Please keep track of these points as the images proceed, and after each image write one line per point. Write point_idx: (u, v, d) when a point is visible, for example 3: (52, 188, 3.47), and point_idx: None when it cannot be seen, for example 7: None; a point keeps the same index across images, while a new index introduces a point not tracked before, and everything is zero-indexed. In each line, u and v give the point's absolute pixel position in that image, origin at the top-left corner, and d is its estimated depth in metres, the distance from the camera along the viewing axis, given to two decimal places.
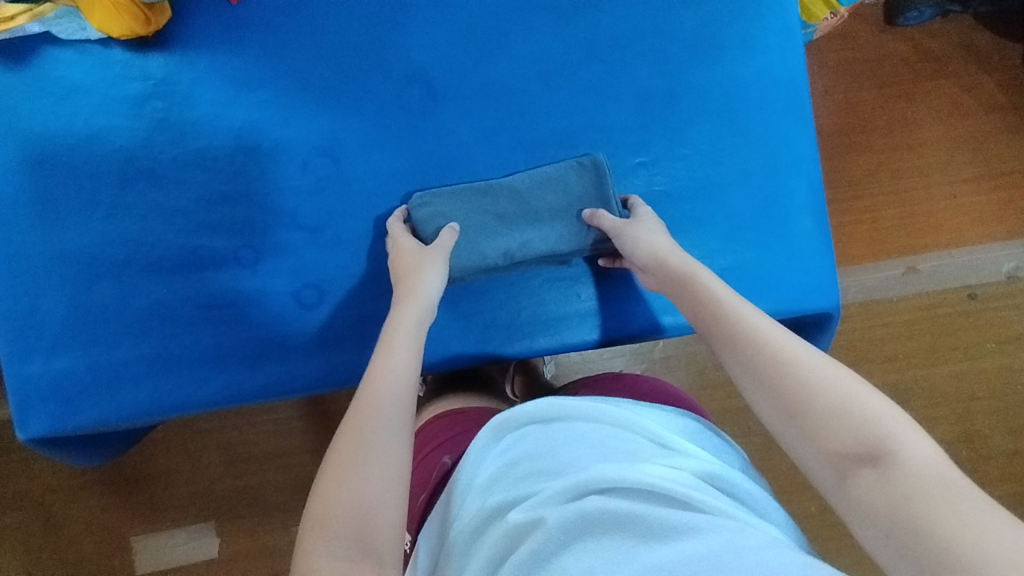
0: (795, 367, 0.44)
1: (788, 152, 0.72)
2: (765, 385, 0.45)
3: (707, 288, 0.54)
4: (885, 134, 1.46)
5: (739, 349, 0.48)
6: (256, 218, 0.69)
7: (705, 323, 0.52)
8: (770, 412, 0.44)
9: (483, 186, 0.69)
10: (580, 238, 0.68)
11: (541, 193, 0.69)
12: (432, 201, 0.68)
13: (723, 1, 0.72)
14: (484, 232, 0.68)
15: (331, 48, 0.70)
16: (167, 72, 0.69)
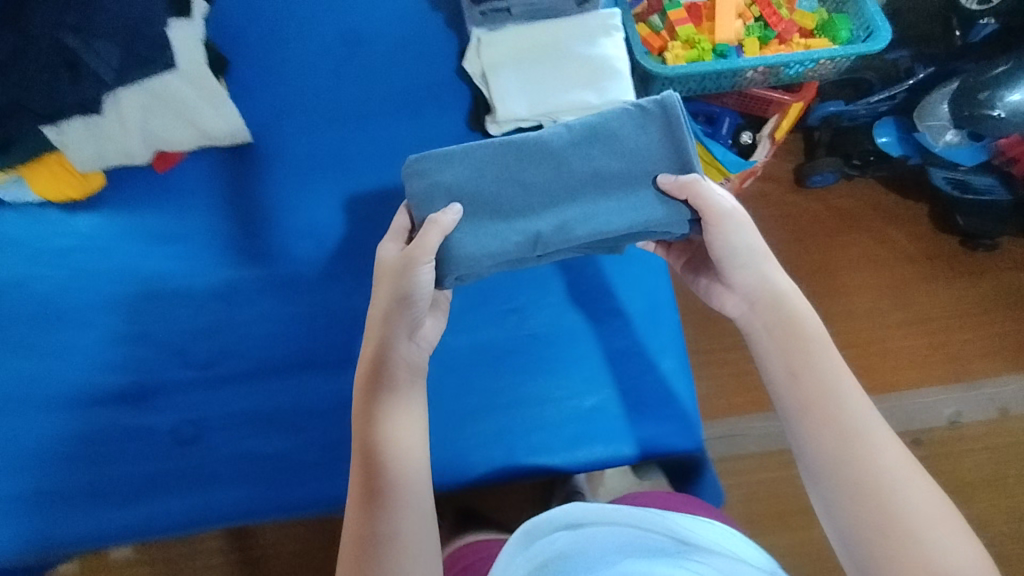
0: (888, 494, 0.54)
1: (646, 300, 0.79)
2: (853, 499, 0.55)
3: (822, 376, 0.59)
4: (808, 282, 1.55)
5: (845, 455, 0.56)
6: (149, 357, 0.75)
7: (815, 404, 0.59)
8: (839, 504, 0.56)
9: (514, 148, 0.66)
10: (630, 210, 0.64)
11: (578, 153, 0.66)
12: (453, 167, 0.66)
13: None
14: (514, 204, 0.66)
15: (238, 210, 0.80)
16: (92, 229, 0.79)
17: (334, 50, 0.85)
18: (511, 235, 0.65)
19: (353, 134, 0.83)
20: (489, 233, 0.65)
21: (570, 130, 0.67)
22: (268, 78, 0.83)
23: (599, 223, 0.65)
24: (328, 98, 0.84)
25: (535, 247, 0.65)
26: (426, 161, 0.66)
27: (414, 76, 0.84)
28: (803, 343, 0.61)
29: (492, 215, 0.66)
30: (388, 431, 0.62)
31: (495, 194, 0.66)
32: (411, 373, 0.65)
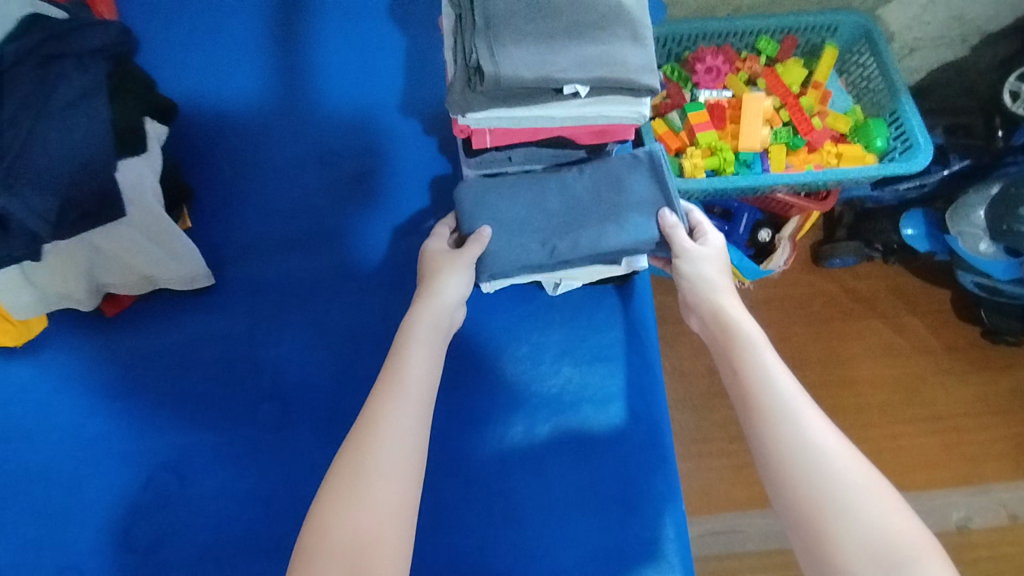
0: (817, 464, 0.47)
1: (649, 489, 0.70)
2: (783, 473, 0.48)
3: (758, 364, 0.54)
4: (819, 370, 1.41)
5: (776, 427, 0.50)
6: (86, 536, 0.66)
7: (770, 427, 0.51)
8: (776, 486, 0.48)
9: (532, 181, 0.66)
10: (639, 231, 0.64)
11: (591, 185, 0.66)
12: (475, 198, 0.66)
13: (584, 334, 0.75)
14: (529, 225, 0.65)
15: (196, 361, 0.71)
16: (30, 378, 0.70)
17: (308, 177, 0.76)
18: (527, 249, 0.64)
19: (325, 276, 0.74)
20: (502, 248, 0.64)
21: (585, 166, 0.67)
22: (234, 208, 0.75)
23: (608, 245, 0.64)
24: (304, 232, 0.75)
25: (550, 256, 0.64)
26: (467, 183, 0.67)
27: (396, 212, 0.75)
28: (746, 356, 0.55)
29: (508, 230, 0.65)
30: (395, 404, 0.52)
31: (521, 206, 0.65)
32: (430, 361, 0.57)
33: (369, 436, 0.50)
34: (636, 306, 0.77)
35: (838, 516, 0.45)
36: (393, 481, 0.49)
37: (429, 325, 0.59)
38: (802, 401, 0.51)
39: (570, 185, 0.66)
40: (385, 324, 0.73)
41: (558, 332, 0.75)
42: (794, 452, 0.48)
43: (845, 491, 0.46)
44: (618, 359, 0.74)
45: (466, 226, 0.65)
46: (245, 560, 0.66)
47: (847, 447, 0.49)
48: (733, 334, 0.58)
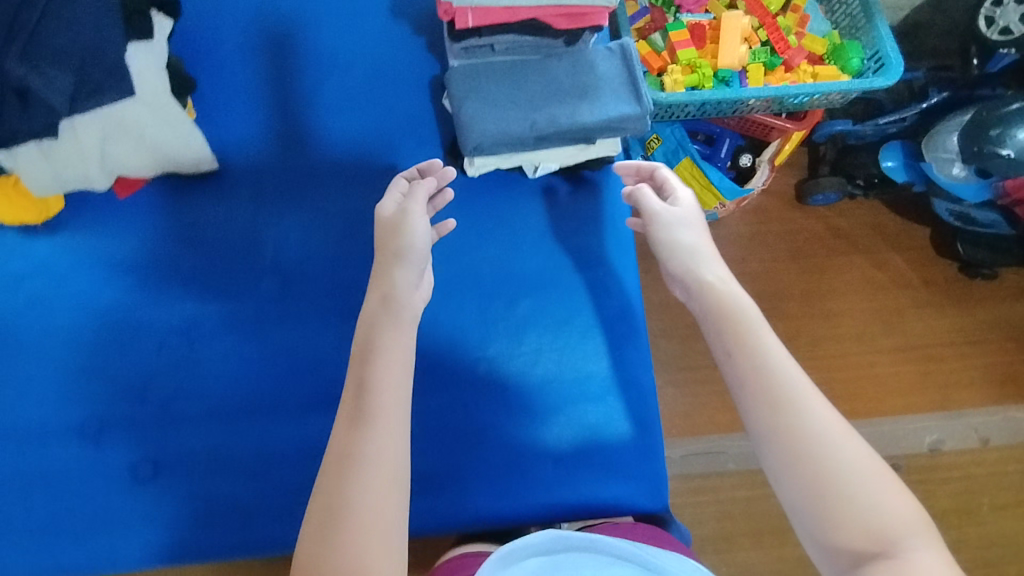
0: (819, 448, 0.54)
1: (621, 357, 0.77)
2: (788, 459, 0.54)
3: (762, 350, 0.59)
4: (802, 303, 1.40)
5: (777, 415, 0.56)
6: (108, 392, 0.73)
7: (777, 429, 0.55)
8: (781, 468, 0.54)
9: (513, 67, 0.72)
10: (611, 109, 0.70)
11: (567, 70, 0.71)
12: (460, 83, 0.71)
13: (564, 221, 0.81)
14: (511, 105, 0.70)
15: (203, 240, 0.77)
16: (51, 253, 0.76)
17: (306, 72, 0.80)
18: (511, 126, 0.69)
19: (323, 165, 0.79)
20: (488, 124, 0.69)
21: (560, 53, 0.72)
22: (236, 99, 0.79)
23: (584, 122, 0.70)
24: (300, 125, 0.80)
25: (531, 132, 0.70)
26: (454, 69, 0.72)
27: (389, 106, 0.80)
28: (749, 337, 0.60)
29: (492, 110, 0.70)
30: (378, 420, 0.56)
31: (502, 86, 0.71)
32: (399, 363, 0.60)
33: (362, 465, 0.54)
34: (611, 196, 0.83)
35: (844, 504, 0.51)
36: (382, 488, 0.53)
37: (389, 322, 0.62)
38: (800, 397, 0.56)
39: (547, 70, 0.71)
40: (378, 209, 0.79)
41: (539, 219, 0.81)
42: (805, 457, 0.54)
43: (847, 469, 0.52)
44: (595, 243, 0.80)
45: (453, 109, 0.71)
46: (256, 413, 0.74)
47: (842, 429, 0.55)
48: (734, 325, 0.61)
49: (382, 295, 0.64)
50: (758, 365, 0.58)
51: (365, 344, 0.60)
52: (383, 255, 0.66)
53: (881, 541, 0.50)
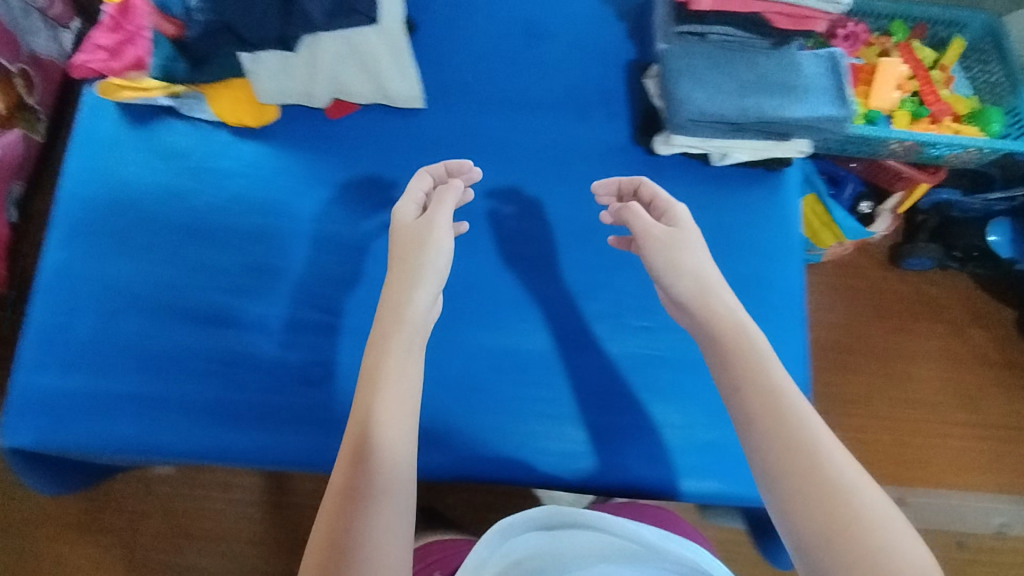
0: (842, 491, 0.47)
1: (780, 351, 0.80)
2: (784, 498, 0.49)
3: (768, 380, 0.53)
4: (878, 361, 1.31)
5: (812, 458, 0.49)
6: (290, 293, 0.77)
7: (778, 480, 0.49)
8: (794, 508, 0.48)
9: (726, 54, 0.75)
10: (816, 108, 0.73)
11: (776, 66, 0.75)
12: (677, 61, 0.75)
13: (741, 212, 0.83)
14: (723, 89, 0.74)
15: (400, 170, 0.82)
16: (260, 157, 0.81)
17: (514, 34, 0.85)
18: (721, 108, 0.73)
19: (516, 123, 0.84)
20: (700, 103, 0.73)
21: (770, 50, 0.76)
22: (449, 48, 0.84)
23: (789, 116, 0.73)
24: (501, 82, 0.84)
25: (738, 118, 0.73)
26: (671, 47, 0.76)
27: (588, 78, 0.85)
28: (758, 373, 0.54)
29: (705, 90, 0.74)
30: (378, 452, 0.51)
31: (712, 69, 0.75)
32: (404, 383, 0.54)
33: (373, 504, 0.49)
34: (787, 195, 0.84)
35: (857, 555, 0.45)
36: (371, 522, 0.48)
37: (402, 344, 0.56)
38: (806, 439, 0.50)
39: (758, 63, 0.75)
40: (562, 172, 0.83)
41: (717, 206, 0.82)
42: (821, 508, 0.47)
43: (869, 502, 0.47)
44: (770, 239, 0.82)
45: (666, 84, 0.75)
46: (423, 339, 0.76)
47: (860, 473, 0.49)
48: (742, 361, 0.55)
49: (394, 320, 0.57)
50: (776, 411, 0.52)
51: (373, 367, 0.55)
52: (400, 264, 0.61)
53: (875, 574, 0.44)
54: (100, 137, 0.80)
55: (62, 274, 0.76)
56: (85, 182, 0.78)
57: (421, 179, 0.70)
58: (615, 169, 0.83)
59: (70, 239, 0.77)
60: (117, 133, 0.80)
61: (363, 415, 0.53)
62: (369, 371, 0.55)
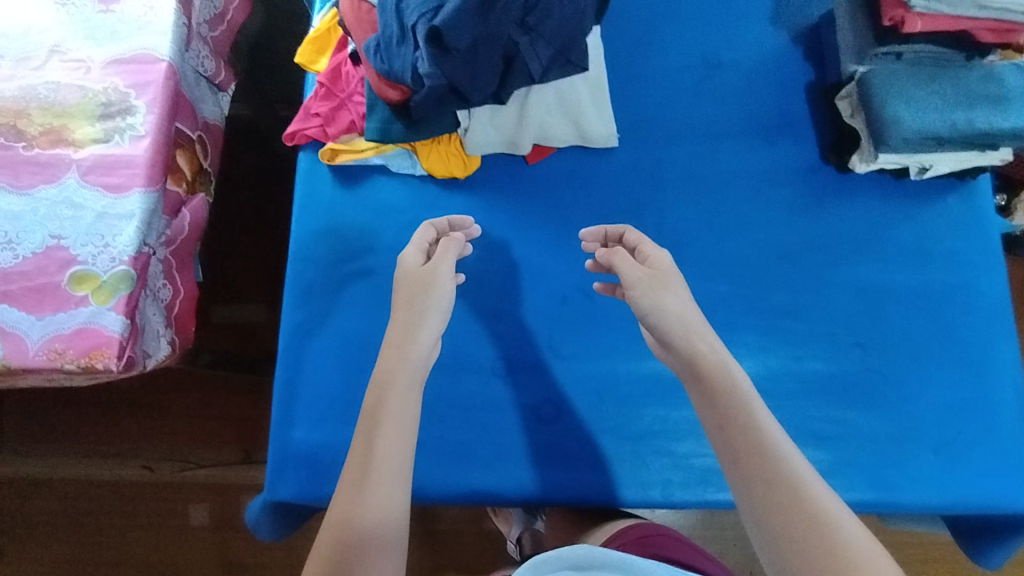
0: (809, 509, 0.45)
1: (992, 357, 0.80)
2: (758, 522, 0.47)
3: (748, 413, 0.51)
4: None
5: (775, 482, 0.47)
6: (513, 335, 0.81)
7: (759, 515, 0.47)
8: (767, 533, 0.46)
9: (927, 71, 0.77)
10: None
11: (980, 78, 0.77)
12: (880, 82, 0.77)
13: (935, 222, 0.84)
14: (930, 106, 0.76)
15: (598, 208, 0.85)
16: (466, 207, 0.85)
17: (693, 70, 0.88)
18: (931, 124, 0.75)
19: (704, 152, 0.86)
20: (911, 121, 0.75)
21: (970, 63, 0.78)
22: (633, 88, 0.88)
23: (1001, 126, 0.75)
24: (685, 115, 0.87)
25: (949, 132, 0.75)
26: (871, 70, 0.78)
27: (768, 106, 0.88)
28: (737, 399, 0.52)
29: (912, 108, 0.76)
30: (378, 489, 0.50)
31: (917, 89, 0.77)
32: (402, 422, 0.54)
33: (366, 546, 0.47)
34: (978, 201, 0.84)
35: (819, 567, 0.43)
36: (393, 542, 0.49)
37: (403, 383, 0.56)
38: (794, 473, 0.47)
39: (960, 77, 0.77)
40: (755, 197, 0.85)
41: (910, 218, 0.84)
42: (782, 542, 0.45)
43: (851, 534, 0.44)
44: (967, 247, 0.83)
45: (871, 105, 0.77)
46: (644, 370, 0.79)
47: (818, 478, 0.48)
48: (728, 401, 0.53)
49: (397, 362, 0.58)
50: (751, 442, 0.49)
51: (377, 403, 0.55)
52: (403, 311, 0.62)
53: None
54: (319, 200, 0.84)
55: (300, 333, 0.81)
56: (309, 244, 0.83)
57: (428, 231, 0.73)
58: (807, 190, 0.85)
59: (304, 298, 0.82)
60: (334, 195, 0.84)
61: (363, 447, 0.53)
62: (377, 411, 0.55)
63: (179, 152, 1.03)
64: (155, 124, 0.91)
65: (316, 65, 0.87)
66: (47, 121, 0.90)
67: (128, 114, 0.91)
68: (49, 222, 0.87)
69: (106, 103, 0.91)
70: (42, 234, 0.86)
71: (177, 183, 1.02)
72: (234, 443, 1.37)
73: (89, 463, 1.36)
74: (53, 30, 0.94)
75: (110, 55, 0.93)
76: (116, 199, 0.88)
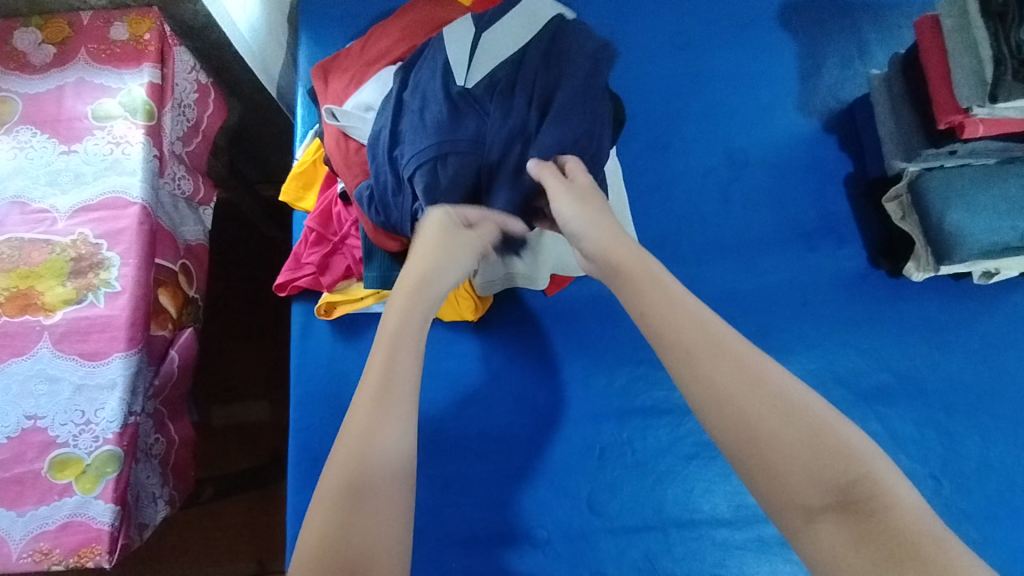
0: (767, 390, 0.49)
1: None
2: (728, 427, 0.49)
3: (688, 314, 0.54)
4: None
5: (734, 380, 0.49)
6: (550, 497, 0.72)
7: (722, 431, 0.49)
8: (727, 438, 0.49)
9: (990, 174, 0.69)
10: None
11: None
12: (937, 188, 0.69)
13: (1005, 326, 0.75)
14: (998, 212, 0.67)
15: (627, 340, 0.77)
16: (482, 353, 0.76)
17: (720, 171, 0.80)
18: (1001, 234, 0.67)
19: (741, 263, 0.78)
20: (978, 232, 0.67)
21: None
22: (657, 200, 0.79)
23: None
24: (716, 223, 0.79)
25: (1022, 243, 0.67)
26: (925, 174, 0.70)
27: (808, 205, 0.79)
28: (670, 299, 0.55)
29: (979, 217, 0.67)
30: (387, 427, 0.52)
31: (979, 192, 0.68)
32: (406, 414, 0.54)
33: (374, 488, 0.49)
34: None
35: (792, 450, 0.46)
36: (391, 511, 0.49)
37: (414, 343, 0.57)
38: (758, 373, 0.50)
39: None
40: (805, 311, 0.76)
41: (978, 324, 0.75)
42: (751, 446, 0.47)
43: (821, 416, 0.47)
44: None
45: (931, 214, 0.68)
46: (699, 527, 0.71)
47: (778, 370, 0.50)
48: (668, 305, 0.55)
49: (388, 353, 0.55)
50: (714, 348, 0.51)
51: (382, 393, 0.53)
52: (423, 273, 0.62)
53: (841, 499, 0.44)
54: (318, 358, 0.75)
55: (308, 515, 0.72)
56: (310, 410, 0.74)
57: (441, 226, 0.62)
58: (861, 299, 0.76)
59: (310, 473, 0.73)
60: (334, 350, 0.76)
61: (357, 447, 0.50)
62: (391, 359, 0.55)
63: (161, 291, 0.93)
64: (132, 276, 0.83)
65: (303, 201, 0.79)
66: (12, 284, 0.82)
67: (101, 269, 0.83)
68: (22, 400, 0.78)
69: (76, 257, 0.83)
70: (16, 415, 0.78)
71: (162, 324, 0.92)
72: (246, 556, 1.28)
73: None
74: (12, 178, 0.86)
75: (77, 203, 0.85)
76: (94, 368, 0.80)
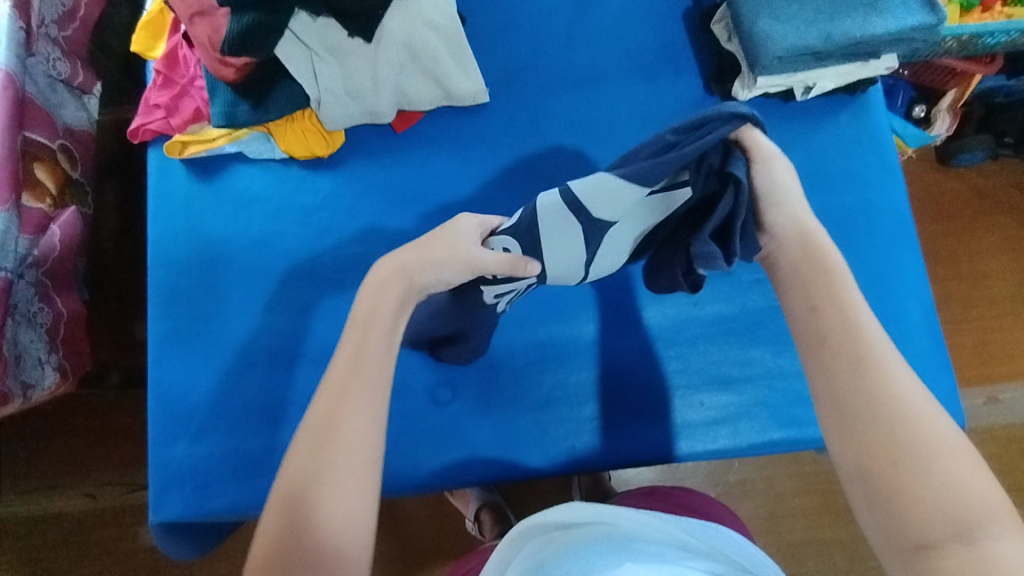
0: (909, 413, 0.44)
1: (899, 275, 0.77)
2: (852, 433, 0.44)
3: (852, 316, 0.48)
4: (984, 233, 1.23)
5: (872, 390, 0.45)
6: None
7: (844, 450, 0.45)
8: (841, 441, 0.45)
9: None
10: (899, 21, 0.70)
11: None
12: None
13: (828, 143, 0.80)
14: (803, 19, 0.71)
15: (479, 169, 0.79)
16: (335, 188, 0.79)
17: (564, 9, 0.82)
18: (804, 37, 0.70)
19: (584, 98, 0.81)
20: (784, 37, 0.70)
21: None
22: (501, 37, 0.81)
23: (873, 36, 0.70)
24: (559, 59, 0.81)
25: (824, 45, 0.71)
26: None
27: (648, 39, 0.82)
28: (834, 292, 0.50)
29: (785, 23, 0.71)
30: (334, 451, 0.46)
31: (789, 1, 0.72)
32: (376, 398, 0.49)
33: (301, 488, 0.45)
34: (868, 114, 0.81)
35: (915, 488, 0.41)
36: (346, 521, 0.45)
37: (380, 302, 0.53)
38: (911, 417, 0.43)
39: None
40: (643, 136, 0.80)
41: (808, 143, 0.80)
42: (878, 468, 0.43)
43: (944, 449, 0.42)
44: (863, 165, 0.80)
45: (744, 25, 0.72)
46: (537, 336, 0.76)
47: (932, 406, 0.44)
48: (828, 289, 0.50)
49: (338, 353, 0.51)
50: (857, 364, 0.46)
51: (358, 345, 0.51)
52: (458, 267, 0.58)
53: (962, 537, 0.39)
54: (176, 199, 0.78)
55: (169, 346, 0.75)
56: (169, 246, 0.77)
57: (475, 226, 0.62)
58: None
59: (170, 307, 0.76)
60: (188, 190, 0.78)
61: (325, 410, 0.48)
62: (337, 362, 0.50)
63: (36, 166, 0.93)
64: None
65: (154, 51, 0.79)
66: None
67: None
68: None
69: None
70: None
71: (39, 198, 0.93)
72: None
73: (4, 505, 1.11)
74: None
75: None
76: None
